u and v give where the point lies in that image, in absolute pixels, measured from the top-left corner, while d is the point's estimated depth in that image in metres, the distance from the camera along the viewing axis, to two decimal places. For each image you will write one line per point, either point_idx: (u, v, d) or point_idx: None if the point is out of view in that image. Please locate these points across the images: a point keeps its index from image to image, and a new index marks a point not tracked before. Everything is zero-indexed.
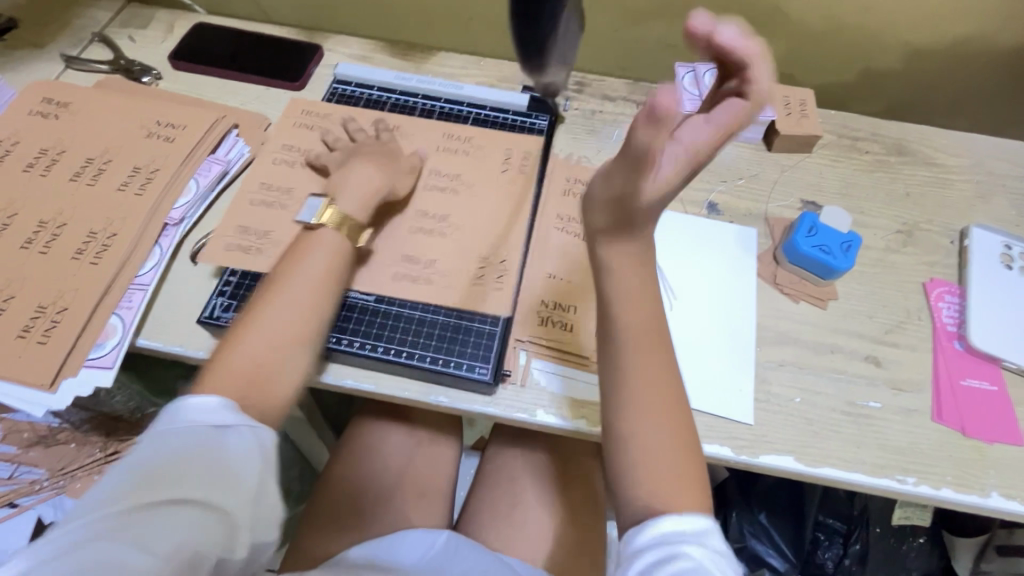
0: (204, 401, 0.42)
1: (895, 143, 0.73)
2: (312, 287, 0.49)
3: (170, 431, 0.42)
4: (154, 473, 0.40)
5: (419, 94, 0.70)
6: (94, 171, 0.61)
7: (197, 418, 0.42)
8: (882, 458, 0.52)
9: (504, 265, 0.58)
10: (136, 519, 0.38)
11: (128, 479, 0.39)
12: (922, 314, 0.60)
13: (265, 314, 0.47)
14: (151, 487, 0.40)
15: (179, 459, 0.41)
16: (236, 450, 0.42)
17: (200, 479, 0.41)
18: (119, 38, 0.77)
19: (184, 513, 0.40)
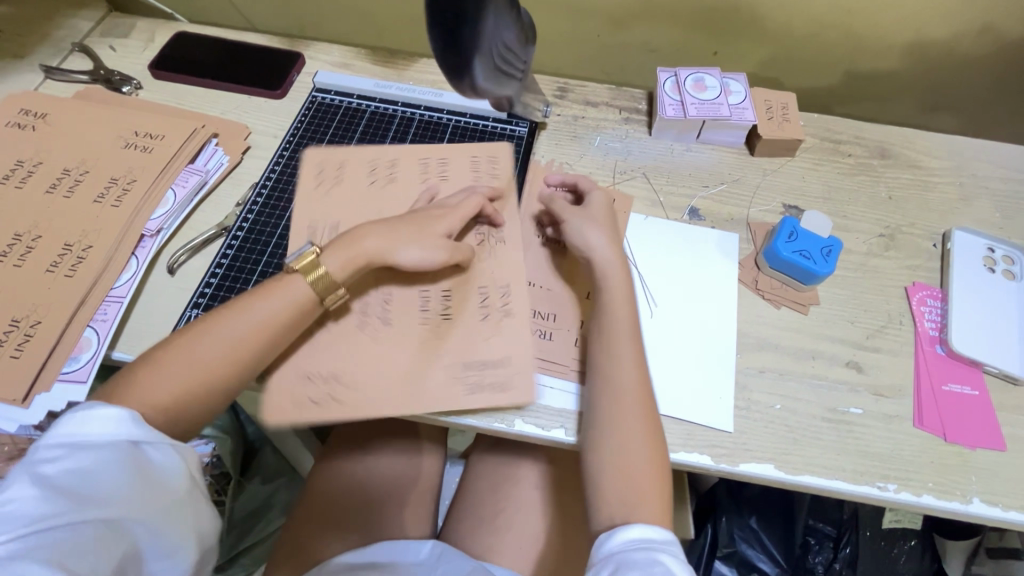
0: (118, 415, 0.42)
1: (878, 146, 0.73)
2: (256, 340, 0.49)
3: (87, 447, 0.40)
4: (78, 488, 0.38)
5: (400, 102, 0.70)
6: (71, 182, 0.61)
7: (116, 431, 0.41)
8: (862, 464, 0.52)
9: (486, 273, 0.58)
10: (62, 537, 0.36)
11: (47, 499, 0.37)
12: (904, 318, 0.60)
13: (198, 350, 0.48)
14: (75, 505, 0.38)
15: (103, 473, 0.39)
16: (161, 459, 0.42)
17: (134, 491, 0.40)
18: (100, 48, 0.77)
19: (117, 527, 0.39)
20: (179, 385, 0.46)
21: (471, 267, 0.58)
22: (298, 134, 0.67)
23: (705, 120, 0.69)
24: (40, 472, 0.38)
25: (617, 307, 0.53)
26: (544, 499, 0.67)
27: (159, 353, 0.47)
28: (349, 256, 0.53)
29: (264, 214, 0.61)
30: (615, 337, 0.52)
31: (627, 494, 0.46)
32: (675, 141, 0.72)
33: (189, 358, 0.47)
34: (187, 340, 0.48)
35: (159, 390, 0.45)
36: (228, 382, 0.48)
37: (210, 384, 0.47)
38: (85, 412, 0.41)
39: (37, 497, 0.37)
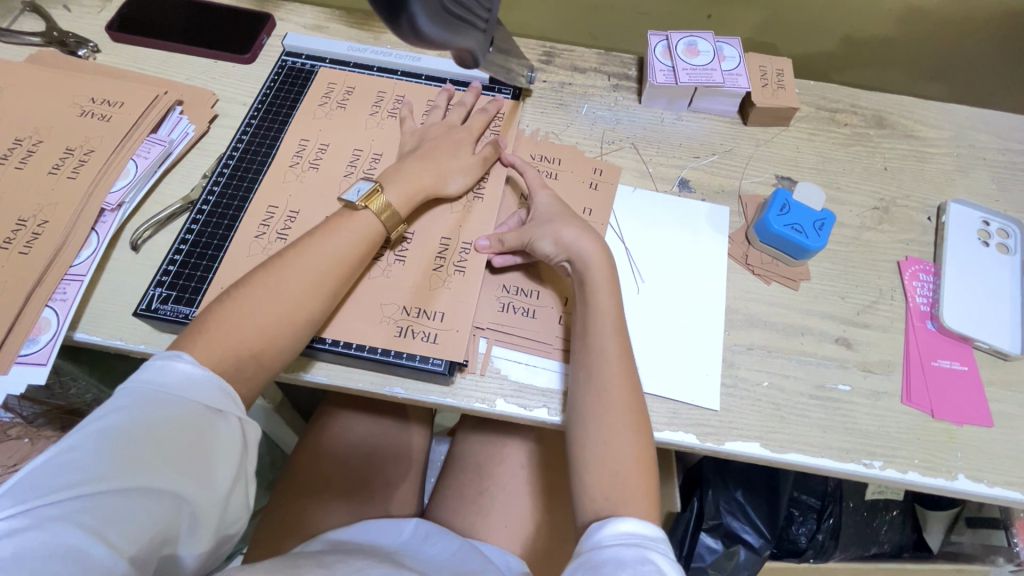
0: (196, 377, 0.41)
1: (874, 115, 0.71)
2: (325, 275, 0.48)
3: (161, 405, 0.39)
4: (138, 448, 0.37)
5: (375, 67, 0.66)
6: (24, 153, 0.57)
7: (186, 393, 0.40)
8: (848, 442, 0.51)
9: (469, 246, 0.56)
10: (108, 501, 0.34)
11: (100, 454, 0.36)
12: (896, 293, 0.59)
13: (254, 294, 0.46)
14: (124, 465, 0.36)
15: (158, 436, 0.38)
16: (219, 433, 0.40)
17: (179, 462, 0.37)
18: (53, 8, 0.72)
19: (153, 497, 0.36)
20: (268, 317, 0.45)
21: (454, 240, 0.56)
22: (267, 101, 0.63)
23: (697, 86, 0.65)
24: (106, 423, 0.37)
25: (602, 303, 0.50)
26: (530, 478, 0.67)
27: (238, 292, 0.46)
28: (410, 191, 0.54)
29: (233, 187, 0.58)
30: (597, 334, 0.49)
31: (612, 493, 0.45)
32: (666, 110, 0.69)
33: (271, 293, 0.46)
34: (265, 274, 0.47)
35: (245, 328, 0.44)
36: (284, 326, 0.45)
37: (270, 332, 0.45)
38: (167, 366, 0.40)
39: (93, 449, 0.36)
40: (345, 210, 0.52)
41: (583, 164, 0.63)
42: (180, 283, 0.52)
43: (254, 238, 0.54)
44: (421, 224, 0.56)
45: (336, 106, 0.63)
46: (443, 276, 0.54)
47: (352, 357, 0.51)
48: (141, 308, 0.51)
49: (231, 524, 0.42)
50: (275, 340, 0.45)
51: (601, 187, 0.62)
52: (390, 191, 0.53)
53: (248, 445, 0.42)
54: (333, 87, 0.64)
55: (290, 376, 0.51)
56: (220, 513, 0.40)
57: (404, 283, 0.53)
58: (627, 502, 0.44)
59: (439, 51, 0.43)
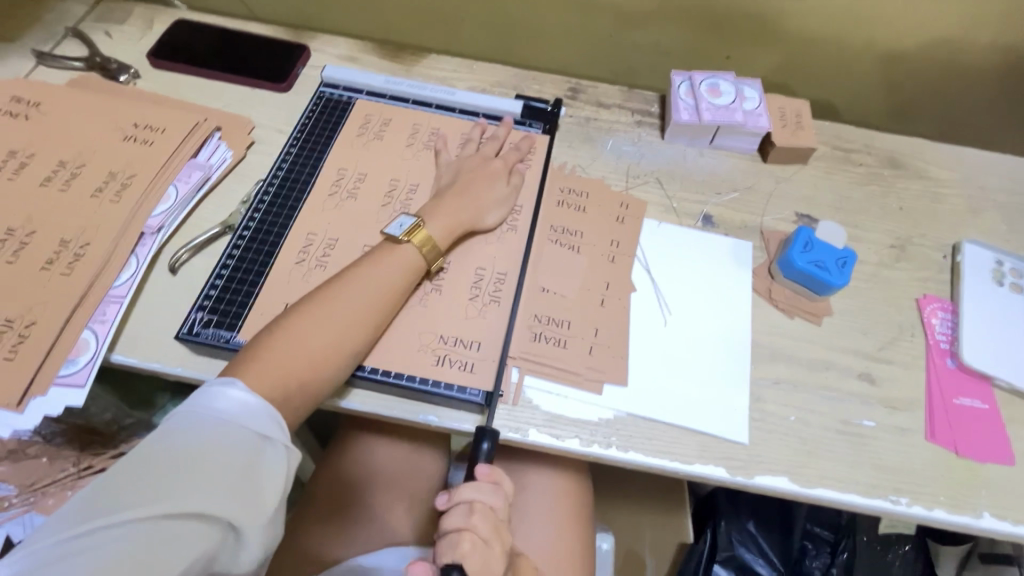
0: (248, 404, 0.41)
1: (888, 156, 0.73)
2: (368, 307, 0.50)
3: (216, 430, 0.39)
4: (193, 475, 0.37)
5: (410, 99, 0.68)
6: (66, 175, 0.58)
7: (238, 420, 0.40)
8: (875, 478, 0.52)
9: (503, 274, 0.57)
10: (165, 527, 0.35)
11: (155, 477, 0.36)
12: (916, 331, 0.60)
13: (301, 325, 0.47)
14: (181, 491, 0.36)
15: (213, 463, 0.38)
16: (266, 463, 0.40)
17: (226, 490, 0.37)
18: (94, 34, 0.74)
19: (201, 524, 0.36)
20: (316, 346, 0.47)
21: (489, 269, 0.57)
22: (305, 130, 0.65)
23: (719, 125, 0.68)
24: (162, 447, 0.38)
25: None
26: (552, 506, 0.67)
27: (288, 322, 0.48)
28: (448, 225, 0.56)
29: (272, 214, 0.59)
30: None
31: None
32: (688, 146, 0.71)
33: (319, 324, 0.48)
34: (313, 306, 0.49)
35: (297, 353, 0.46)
36: (330, 356, 0.47)
37: (317, 362, 0.46)
38: (222, 391, 0.41)
39: (149, 471, 0.37)
40: (387, 242, 0.54)
41: (610, 198, 0.65)
42: (221, 308, 0.53)
43: (293, 264, 0.56)
44: (456, 254, 0.58)
45: (373, 136, 0.65)
46: (479, 304, 0.55)
47: (388, 385, 0.51)
48: (182, 331, 0.52)
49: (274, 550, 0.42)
50: (321, 368, 0.46)
51: (628, 221, 0.64)
52: (431, 226, 0.55)
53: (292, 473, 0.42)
54: (370, 118, 0.66)
55: (327, 402, 0.51)
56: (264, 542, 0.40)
57: (440, 312, 0.54)
58: None
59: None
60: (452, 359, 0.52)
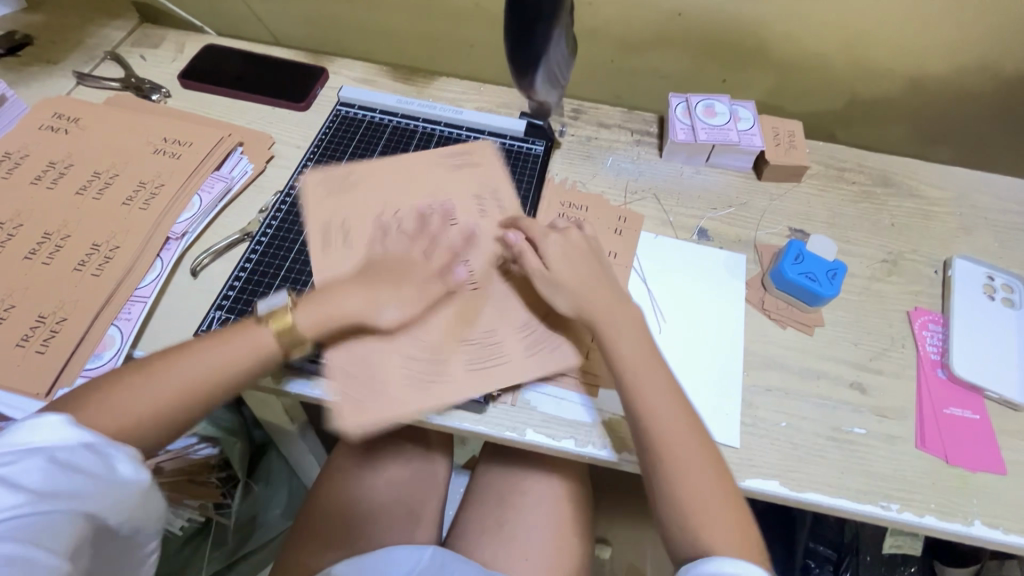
0: (57, 421, 0.42)
1: (880, 175, 0.76)
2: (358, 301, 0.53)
3: (34, 444, 0.40)
4: (44, 477, 0.39)
5: (420, 118, 0.73)
6: (100, 185, 0.62)
7: (76, 431, 0.42)
8: (866, 484, 0.53)
9: (517, 265, 0.58)
10: (28, 523, 0.37)
11: (5, 491, 0.37)
12: (907, 342, 0.61)
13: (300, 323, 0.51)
14: (35, 494, 0.38)
15: (59, 465, 0.40)
16: (131, 456, 0.43)
17: (99, 484, 0.41)
18: (130, 57, 0.80)
19: (67, 517, 0.39)
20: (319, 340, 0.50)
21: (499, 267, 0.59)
22: (322, 145, 0.69)
23: (715, 144, 0.71)
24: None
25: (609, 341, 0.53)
26: (550, 512, 0.68)
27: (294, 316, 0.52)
28: None
29: (289, 222, 0.63)
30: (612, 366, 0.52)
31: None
32: (685, 164, 0.74)
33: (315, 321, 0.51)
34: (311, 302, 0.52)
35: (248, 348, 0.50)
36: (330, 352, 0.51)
37: None
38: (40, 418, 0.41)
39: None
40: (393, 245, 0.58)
41: (608, 212, 0.68)
42: (238, 307, 0.57)
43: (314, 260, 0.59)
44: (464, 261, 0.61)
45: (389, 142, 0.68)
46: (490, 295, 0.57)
47: None
48: (202, 329, 0.55)
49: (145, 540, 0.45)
50: None
51: (625, 233, 0.66)
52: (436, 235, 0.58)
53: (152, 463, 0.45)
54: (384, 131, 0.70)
55: (317, 397, 0.54)
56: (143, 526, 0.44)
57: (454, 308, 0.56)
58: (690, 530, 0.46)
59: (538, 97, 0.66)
60: (481, 357, 0.54)
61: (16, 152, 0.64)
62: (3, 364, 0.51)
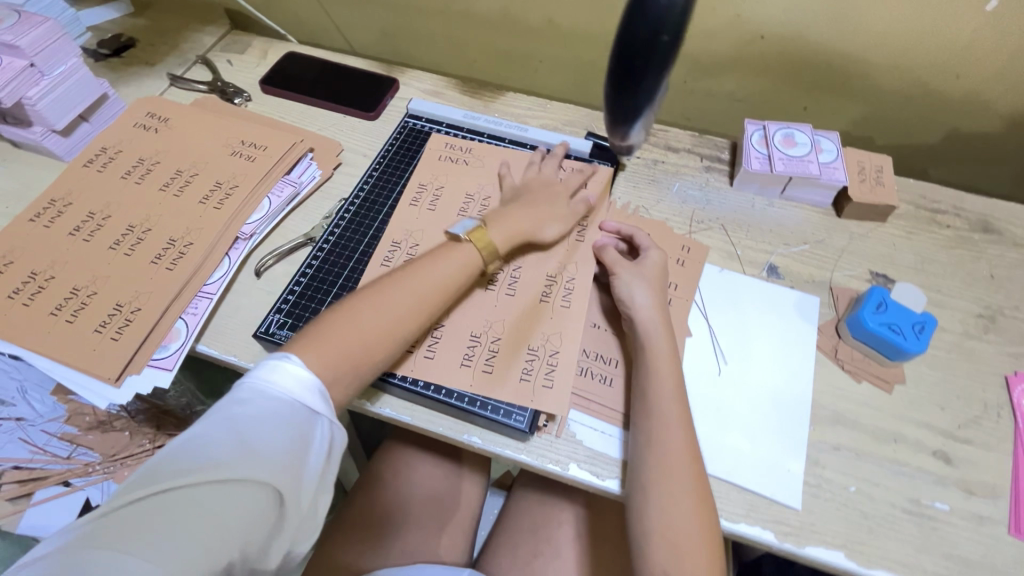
0: (303, 380, 0.44)
1: (980, 220, 0.69)
2: (426, 300, 0.52)
3: (270, 404, 0.42)
4: (258, 446, 0.41)
5: (485, 132, 0.72)
6: (181, 183, 0.66)
7: (292, 393, 0.43)
8: (946, 568, 0.47)
9: (572, 282, 0.59)
10: (227, 492, 0.39)
11: (219, 443, 0.40)
12: (1003, 411, 0.55)
13: (361, 313, 0.50)
14: (247, 461, 0.40)
15: (272, 436, 0.41)
16: (320, 438, 0.43)
17: (282, 466, 0.41)
18: (218, 61, 0.84)
19: (258, 496, 0.40)
20: (386, 333, 0.50)
21: (558, 279, 0.59)
22: (388, 155, 0.70)
23: (792, 176, 0.66)
24: (227, 414, 0.42)
25: (662, 364, 0.52)
26: (586, 548, 0.65)
27: (350, 306, 0.51)
28: (507, 241, 0.58)
29: (351, 229, 0.64)
30: (661, 397, 0.50)
31: (672, 567, 0.45)
32: (758, 195, 0.70)
33: (378, 313, 0.50)
34: (373, 297, 0.51)
35: (372, 326, 0.50)
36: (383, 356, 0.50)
37: (372, 359, 0.49)
38: (279, 365, 0.44)
39: (207, 438, 0.40)
40: (449, 243, 0.58)
41: (671, 240, 0.65)
42: (296, 312, 0.57)
43: (379, 266, 0.60)
44: (522, 282, 0.59)
45: (458, 154, 0.70)
46: (548, 308, 0.57)
47: (435, 402, 0.53)
48: (260, 331, 0.56)
49: (310, 530, 0.45)
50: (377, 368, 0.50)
51: (688, 264, 0.63)
52: (493, 230, 0.57)
53: (336, 452, 0.45)
54: (455, 142, 0.71)
55: (360, 406, 0.54)
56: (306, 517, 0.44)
57: (509, 315, 0.57)
58: None
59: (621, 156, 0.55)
60: (534, 368, 0.54)
61: (111, 147, 0.69)
62: (82, 347, 0.54)
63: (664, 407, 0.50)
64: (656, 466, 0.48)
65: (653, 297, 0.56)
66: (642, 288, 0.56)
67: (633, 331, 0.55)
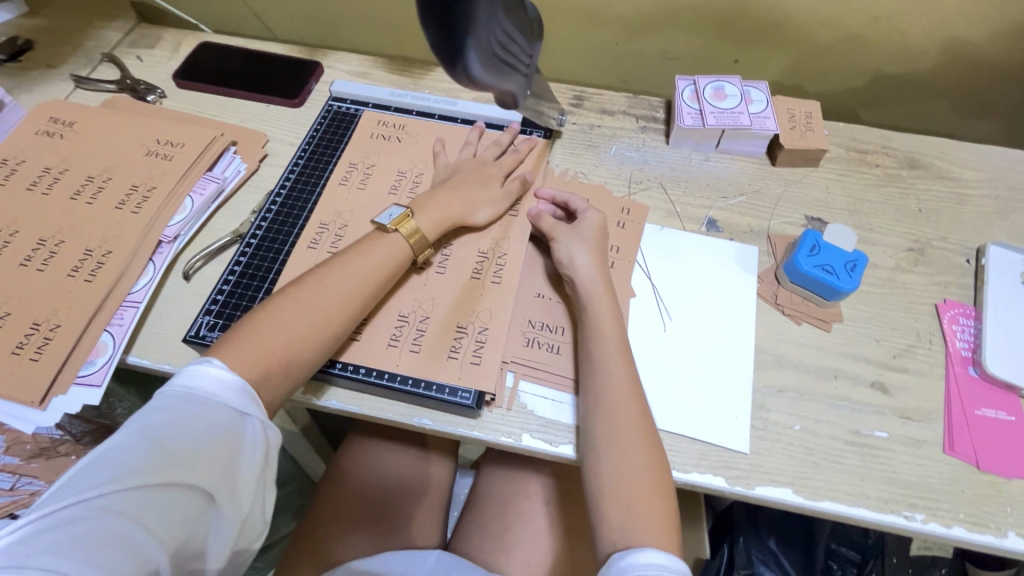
0: (226, 379, 0.44)
1: (907, 156, 0.70)
2: (356, 287, 0.52)
3: (191, 406, 0.42)
4: (179, 448, 0.40)
5: (414, 110, 0.70)
6: (94, 189, 0.62)
7: (216, 394, 0.43)
8: (887, 492, 0.49)
9: (504, 258, 0.59)
10: (150, 497, 0.38)
11: (139, 451, 0.39)
12: (935, 338, 0.57)
13: (283, 308, 0.49)
14: (168, 465, 0.40)
15: (195, 437, 0.41)
16: (250, 436, 0.43)
17: (210, 467, 0.41)
18: (127, 58, 0.79)
19: (185, 498, 0.40)
20: (313, 327, 0.49)
21: (490, 255, 0.59)
22: (313, 143, 0.68)
23: (724, 129, 0.67)
24: (146, 423, 0.41)
25: (604, 321, 0.52)
26: (554, 516, 0.66)
27: (277, 303, 0.49)
28: (439, 218, 0.57)
29: (282, 222, 0.62)
30: (606, 356, 0.51)
31: (627, 520, 0.45)
32: (693, 151, 0.70)
33: (303, 307, 0.49)
34: (298, 292, 0.50)
35: (301, 322, 0.49)
36: (314, 348, 0.49)
37: (303, 353, 0.48)
38: (199, 369, 0.44)
39: (126, 448, 0.40)
40: (376, 232, 0.56)
41: (610, 203, 0.65)
42: (226, 313, 0.55)
43: (311, 256, 0.58)
44: (453, 260, 0.59)
45: (387, 135, 0.68)
46: (480, 285, 0.57)
47: (381, 388, 0.52)
48: (190, 335, 0.54)
49: (252, 529, 0.45)
50: (311, 359, 0.49)
51: (629, 226, 0.63)
52: (419, 217, 0.56)
53: (270, 449, 0.45)
54: (384, 124, 0.69)
55: (304, 401, 0.52)
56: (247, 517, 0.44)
57: (441, 293, 0.56)
58: (650, 533, 0.44)
59: (484, 91, 0.49)
60: (462, 345, 0.54)
61: (13, 158, 0.64)
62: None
63: (608, 367, 0.50)
64: (604, 425, 0.48)
65: (591, 258, 0.55)
66: (581, 249, 0.56)
67: (575, 294, 0.55)
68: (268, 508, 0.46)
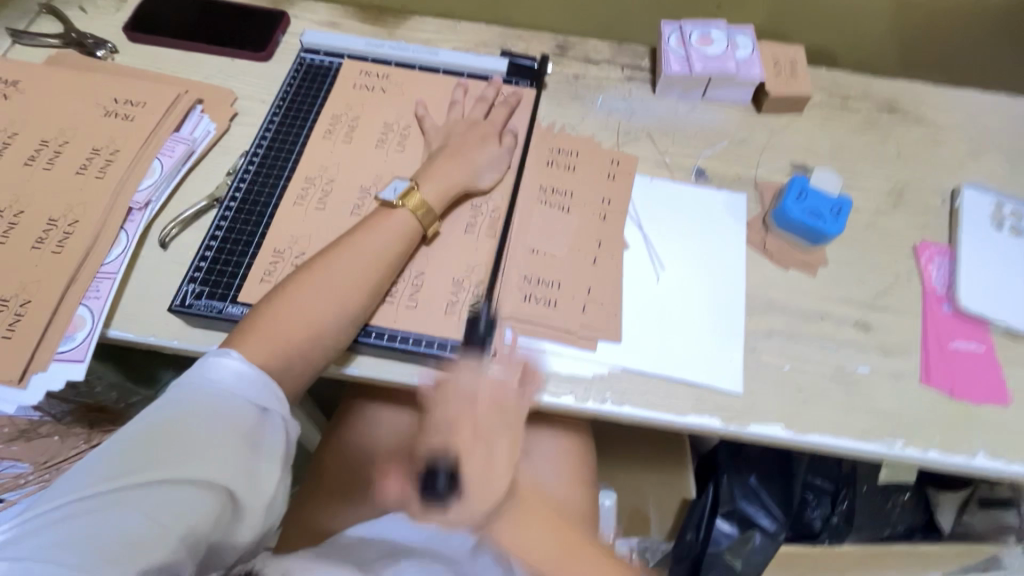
0: (246, 374, 0.43)
1: (886, 101, 0.71)
2: (369, 266, 0.50)
3: (212, 400, 0.41)
4: (199, 442, 0.39)
5: (393, 61, 0.67)
6: (50, 154, 0.58)
7: (236, 390, 0.42)
8: (869, 422, 0.52)
9: (497, 213, 0.58)
10: (167, 491, 0.37)
11: (158, 442, 0.38)
12: (912, 277, 0.59)
13: (298, 292, 0.48)
14: (187, 458, 0.38)
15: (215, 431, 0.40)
16: (271, 431, 0.42)
17: (231, 463, 0.39)
18: (68, 9, 0.72)
19: (204, 493, 0.38)
20: (329, 310, 0.48)
21: (483, 210, 0.58)
22: (289, 99, 0.64)
23: (711, 76, 0.66)
24: (164, 413, 0.40)
25: None
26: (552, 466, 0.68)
27: (291, 288, 0.48)
28: (442, 188, 0.56)
29: (262, 184, 0.59)
30: None
31: None
32: (680, 100, 0.70)
33: (318, 291, 0.48)
34: (311, 276, 0.49)
35: (318, 307, 0.48)
36: (325, 328, 0.48)
37: (317, 334, 0.47)
38: (217, 361, 0.43)
39: (140, 438, 0.38)
40: (382, 208, 0.54)
41: (601, 155, 0.64)
42: (212, 279, 0.53)
43: (297, 218, 0.56)
44: (446, 217, 0.57)
45: (366, 88, 0.64)
46: (474, 241, 0.56)
47: (382, 350, 0.52)
48: (176, 304, 0.52)
49: (270, 522, 0.44)
50: (324, 338, 0.48)
51: (619, 177, 0.63)
52: (424, 189, 0.55)
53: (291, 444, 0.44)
54: (363, 76, 0.65)
55: (328, 369, 0.51)
56: (267, 508, 0.42)
57: (437, 250, 0.56)
58: None
59: None
60: (459, 300, 0.53)
61: None
62: None
63: None
64: None
65: None
66: None
67: None
68: (286, 502, 0.45)
